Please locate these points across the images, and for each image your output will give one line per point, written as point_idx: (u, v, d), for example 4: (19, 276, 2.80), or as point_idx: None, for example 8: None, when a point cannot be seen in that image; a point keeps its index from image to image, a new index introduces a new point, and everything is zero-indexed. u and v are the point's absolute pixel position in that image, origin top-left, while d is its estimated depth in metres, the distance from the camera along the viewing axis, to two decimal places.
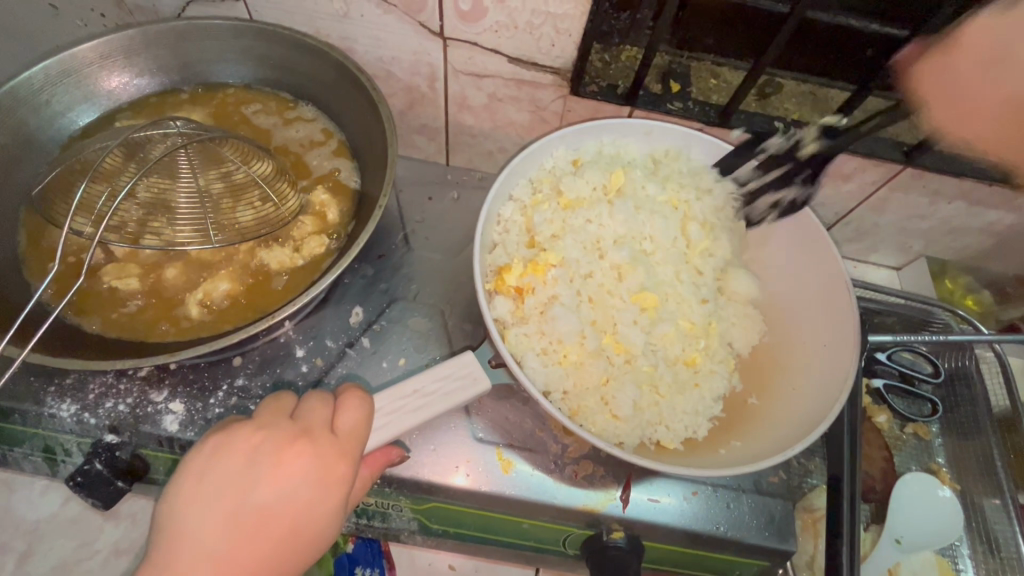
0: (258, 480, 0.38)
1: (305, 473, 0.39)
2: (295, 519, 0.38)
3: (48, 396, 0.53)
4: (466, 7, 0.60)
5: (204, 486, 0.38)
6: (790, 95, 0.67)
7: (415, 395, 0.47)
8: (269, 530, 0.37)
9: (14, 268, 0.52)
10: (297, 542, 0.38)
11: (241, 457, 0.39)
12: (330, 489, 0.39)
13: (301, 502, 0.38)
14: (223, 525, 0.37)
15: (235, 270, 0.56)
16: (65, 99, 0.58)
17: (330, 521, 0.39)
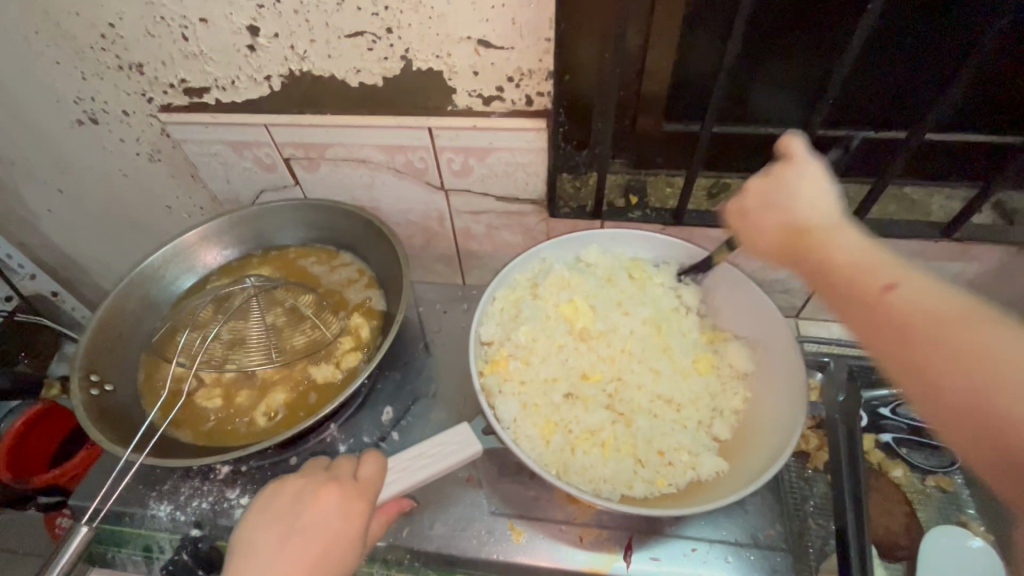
0: (300, 515, 0.46)
1: (333, 507, 0.47)
2: (326, 548, 0.45)
3: (151, 499, 0.67)
4: (457, 167, 0.80)
5: (257, 522, 0.46)
6: (737, 192, 0.84)
7: (419, 457, 0.56)
8: (304, 554, 0.44)
9: (134, 397, 0.69)
10: (326, 568, 0.44)
11: (284, 499, 0.47)
12: (354, 521, 0.46)
13: (332, 530, 0.45)
14: (272, 554, 0.44)
15: (291, 384, 0.70)
16: (174, 272, 0.78)
17: (354, 549, 0.46)
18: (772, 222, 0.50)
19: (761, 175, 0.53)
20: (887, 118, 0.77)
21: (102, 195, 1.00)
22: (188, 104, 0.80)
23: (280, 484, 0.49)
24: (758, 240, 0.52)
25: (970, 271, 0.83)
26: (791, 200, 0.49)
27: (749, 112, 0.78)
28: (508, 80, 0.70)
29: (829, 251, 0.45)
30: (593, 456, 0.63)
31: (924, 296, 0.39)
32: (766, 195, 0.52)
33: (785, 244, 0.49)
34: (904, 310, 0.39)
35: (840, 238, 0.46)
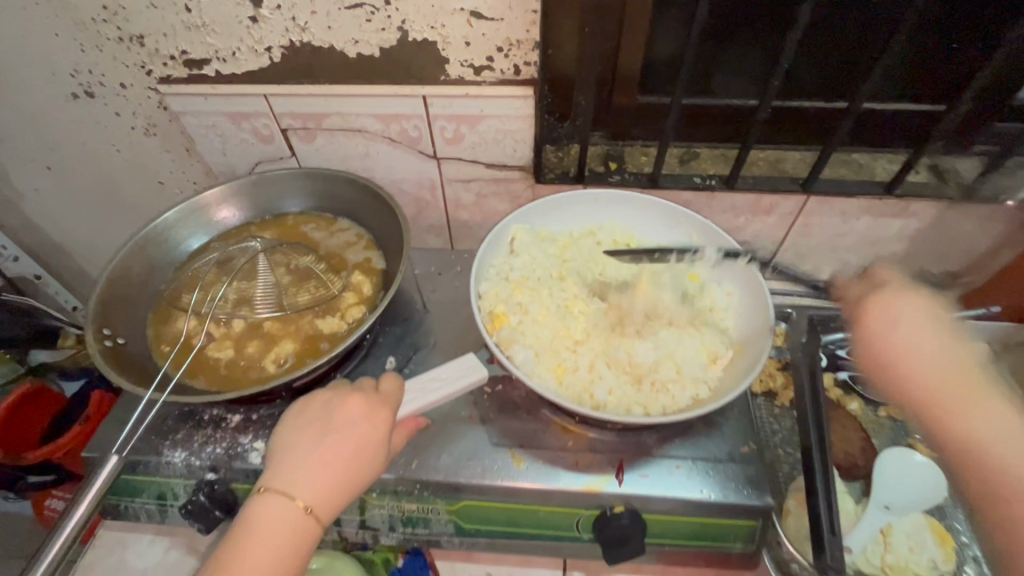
0: (332, 416, 0.51)
1: (360, 409, 0.52)
2: (359, 441, 0.49)
3: (165, 447, 0.69)
4: (449, 135, 0.85)
5: (296, 426, 0.51)
6: (705, 158, 0.93)
7: (432, 383, 0.61)
8: (341, 447, 0.49)
9: (145, 350, 0.72)
10: (361, 457, 0.49)
11: (318, 404, 0.52)
12: (381, 421, 0.51)
13: (363, 426, 0.50)
14: (313, 446, 0.49)
15: (297, 336, 0.74)
16: (177, 236, 0.81)
17: (383, 444, 0.51)
18: (928, 373, 0.54)
19: (891, 298, 0.59)
20: (834, 88, 0.85)
21: (91, 172, 1.01)
22: (187, 75, 0.83)
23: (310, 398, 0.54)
24: (883, 353, 0.57)
25: (911, 228, 0.93)
26: (913, 337, 0.56)
27: (712, 86, 0.86)
28: (497, 50, 0.76)
29: (965, 425, 0.51)
30: (600, 384, 0.65)
31: (980, 404, 0.52)
32: (890, 316, 0.58)
33: (926, 381, 0.54)
34: (981, 446, 0.50)
35: (983, 389, 0.53)
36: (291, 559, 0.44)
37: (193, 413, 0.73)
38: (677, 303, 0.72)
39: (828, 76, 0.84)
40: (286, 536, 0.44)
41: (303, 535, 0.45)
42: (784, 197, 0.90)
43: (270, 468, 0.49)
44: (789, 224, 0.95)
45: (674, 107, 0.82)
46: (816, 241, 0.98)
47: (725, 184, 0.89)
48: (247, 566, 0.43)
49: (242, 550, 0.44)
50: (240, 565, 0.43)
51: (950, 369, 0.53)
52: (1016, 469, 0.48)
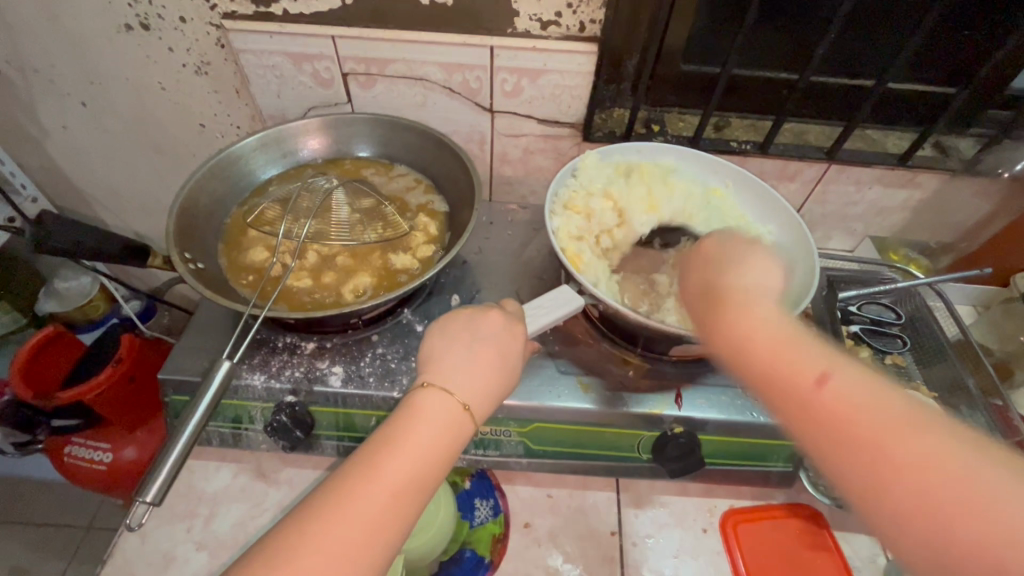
0: (478, 329, 0.56)
1: (501, 325, 0.57)
2: (503, 351, 0.55)
3: (243, 371, 0.71)
4: (509, 88, 0.89)
5: (445, 332, 0.57)
6: (737, 127, 1.00)
7: (538, 310, 0.66)
8: (488, 355, 0.54)
9: (221, 278, 0.73)
10: (505, 366, 0.55)
11: (462, 317, 0.57)
12: (516, 338, 0.56)
13: (504, 339, 0.56)
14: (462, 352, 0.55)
15: (372, 269, 0.76)
16: (240, 172, 0.82)
17: (519, 359, 0.56)
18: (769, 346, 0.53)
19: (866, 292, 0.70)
20: (858, 66, 0.93)
21: (129, 110, 0.99)
22: (253, 13, 0.83)
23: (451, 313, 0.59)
24: None
25: (915, 198, 1.03)
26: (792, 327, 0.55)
27: (751, 58, 0.93)
28: (567, 6, 0.80)
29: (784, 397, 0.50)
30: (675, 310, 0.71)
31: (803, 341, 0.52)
32: None
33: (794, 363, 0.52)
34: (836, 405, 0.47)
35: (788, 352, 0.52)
36: (446, 447, 0.49)
37: (267, 340, 0.74)
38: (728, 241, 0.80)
39: (857, 55, 0.92)
40: (446, 427, 0.49)
41: (457, 429, 0.50)
42: (808, 165, 0.98)
43: (426, 368, 0.54)
44: (809, 191, 1.03)
45: (724, 76, 0.89)
46: (830, 209, 1.07)
47: (759, 150, 0.97)
48: (412, 447, 0.48)
49: (406, 431, 0.49)
50: (406, 445, 0.48)
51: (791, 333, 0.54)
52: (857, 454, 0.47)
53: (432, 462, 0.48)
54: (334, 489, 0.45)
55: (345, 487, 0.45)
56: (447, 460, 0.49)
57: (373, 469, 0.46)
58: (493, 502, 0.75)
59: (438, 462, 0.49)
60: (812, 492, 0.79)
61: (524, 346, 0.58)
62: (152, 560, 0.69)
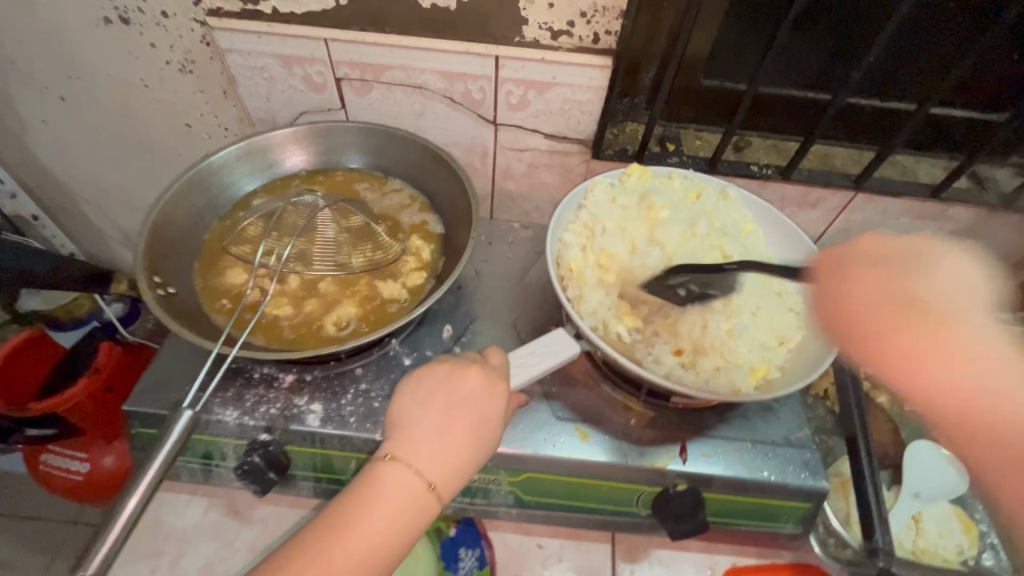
0: (454, 389, 0.49)
1: (481, 385, 0.50)
2: (480, 420, 0.49)
3: (215, 405, 0.66)
4: (514, 101, 0.83)
5: (419, 390, 0.50)
6: (759, 148, 0.93)
7: (527, 358, 0.60)
8: (463, 425, 0.48)
9: (195, 304, 0.67)
10: (481, 437, 0.48)
11: (439, 374, 0.51)
12: (496, 402, 0.50)
13: (482, 403, 0.49)
14: (432, 419, 0.48)
15: (357, 297, 0.70)
16: (220, 183, 0.76)
17: (497, 427, 0.50)
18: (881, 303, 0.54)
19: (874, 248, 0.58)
20: (896, 88, 0.86)
21: (110, 106, 0.93)
22: (241, 10, 0.77)
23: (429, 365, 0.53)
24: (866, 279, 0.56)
25: (945, 231, 0.96)
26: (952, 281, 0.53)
27: (779, 74, 0.86)
28: (580, 15, 0.73)
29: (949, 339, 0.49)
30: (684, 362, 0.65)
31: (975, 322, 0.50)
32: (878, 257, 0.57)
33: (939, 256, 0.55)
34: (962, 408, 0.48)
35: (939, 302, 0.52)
36: (403, 530, 0.44)
37: (242, 370, 0.69)
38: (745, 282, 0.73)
39: (893, 75, 0.84)
40: (404, 509, 0.44)
41: (418, 513, 0.44)
42: (833, 192, 0.91)
43: (392, 435, 0.48)
44: (832, 219, 0.96)
45: (750, 95, 0.82)
46: (853, 238, 1.00)
47: (781, 175, 0.90)
48: (364, 533, 0.42)
49: (360, 514, 0.43)
50: (358, 532, 0.42)
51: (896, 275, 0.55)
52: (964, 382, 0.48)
53: (384, 552, 0.43)
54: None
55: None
56: (404, 546, 0.44)
57: (315, 557, 0.41)
58: (479, 553, 0.70)
59: (393, 549, 0.43)
60: (818, 549, 0.74)
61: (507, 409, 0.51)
62: None
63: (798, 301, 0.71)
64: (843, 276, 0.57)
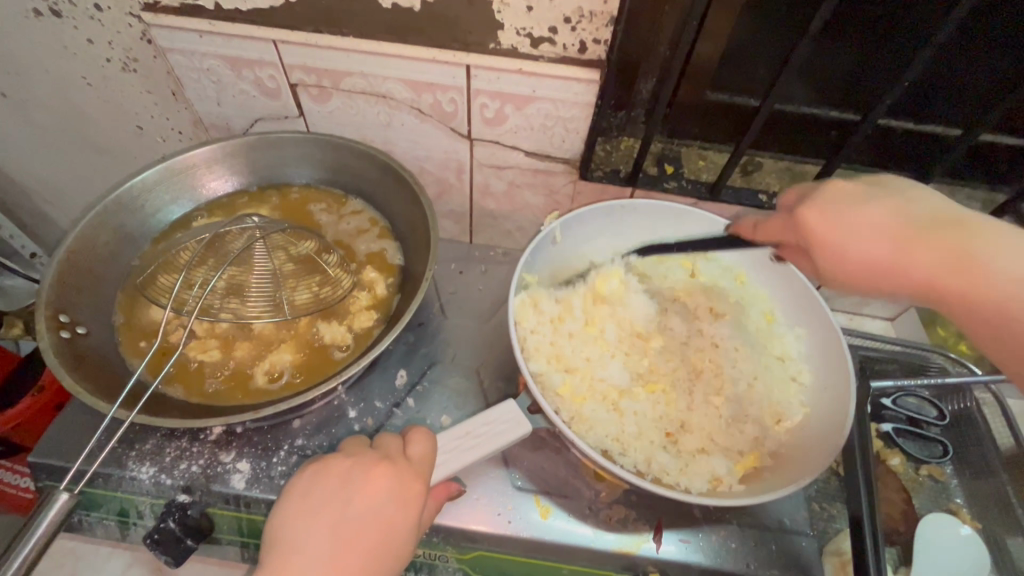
0: (353, 500, 0.41)
1: (387, 494, 0.41)
2: (385, 535, 0.40)
3: (130, 459, 0.58)
4: (490, 115, 0.73)
5: (311, 497, 0.41)
6: (770, 172, 0.83)
7: (466, 436, 0.51)
8: (361, 544, 0.39)
9: (112, 344, 0.60)
10: (385, 556, 0.40)
11: (338, 477, 0.42)
12: (411, 511, 0.41)
13: (385, 519, 0.40)
14: (323, 539, 0.39)
15: (296, 341, 0.63)
16: (155, 202, 0.68)
17: (408, 540, 0.41)
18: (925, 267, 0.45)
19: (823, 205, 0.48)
20: (932, 111, 0.75)
21: (55, 104, 0.85)
22: (179, 6, 0.68)
23: (328, 459, 0.44)
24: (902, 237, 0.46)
25: None
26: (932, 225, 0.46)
27: (796, 90, 0.76)
28: (564, 20, 0.63)
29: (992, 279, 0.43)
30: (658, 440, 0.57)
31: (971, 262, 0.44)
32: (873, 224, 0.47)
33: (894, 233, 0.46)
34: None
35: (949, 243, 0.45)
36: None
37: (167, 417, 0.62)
38: (741, 344, 0.64)
39: (929, 95, 0.73)
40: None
41: None
42: None
43: (267, 561, 0.38)
44: None
45: (763, 113, 0.71)
46: None
47: None
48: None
49: None
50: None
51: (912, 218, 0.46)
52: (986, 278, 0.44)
53: None
54: None
55: None
56: None
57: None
58: None
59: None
60: None
61: (422, 517, 0.43)
62: None
63: (800, 373, 0.63)
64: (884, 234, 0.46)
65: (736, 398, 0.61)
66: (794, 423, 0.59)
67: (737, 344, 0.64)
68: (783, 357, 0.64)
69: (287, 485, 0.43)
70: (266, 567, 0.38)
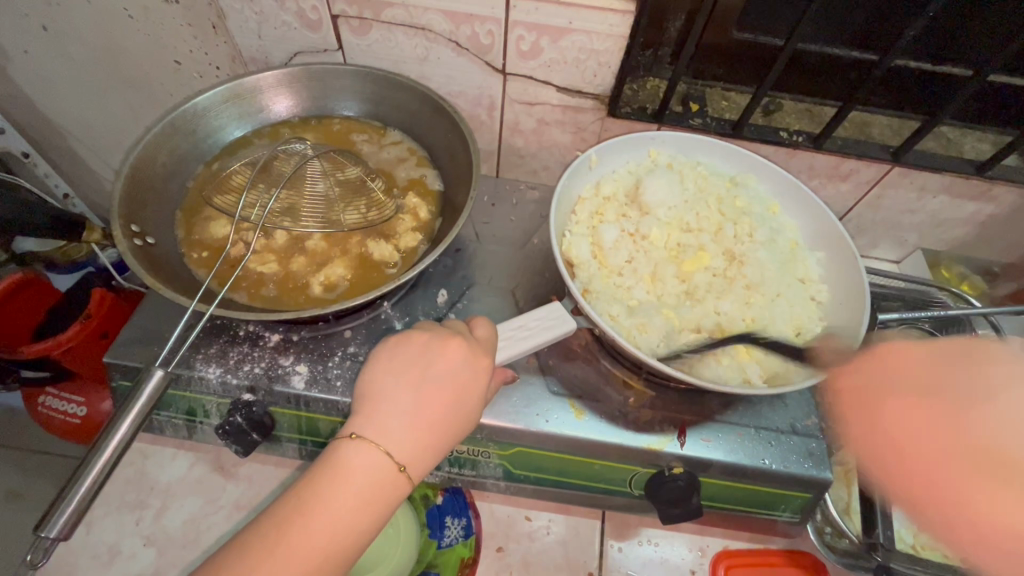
0: (430, 364, 0.48)
1: (461, 361, 0.48)
2: (458, 394, 0.47)
3: (197, 361, 0.63)
4: (526, 48, 0.75)
5: (395, 361, 0.48)
6: (789, 112, 0.85)
7: (521, 328, 0.59)
8: (440, 400, 0.46)
9: (177, 257, 0.64)
10: (460, 412, 0.47)
11: (416, 346, 0.49)
12: (479, 375, 0.48)
13: (460, 381, 0.47)
14: (406, 394, 0.46)
15: (348, 257, 0.67)
16: (206, 128, 0.71)
17: (478, 400, 0.48)
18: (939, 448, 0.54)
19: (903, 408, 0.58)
20: (952, 51, 0.77)
21: (96, 38, 0.87)
22: None
23: (406, 334, 0.51)
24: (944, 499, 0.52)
25: (986, 212, 0.88)
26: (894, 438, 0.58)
27: (822, 30, 0.78)
28: None
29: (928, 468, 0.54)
30: (687, 347, 0.63)
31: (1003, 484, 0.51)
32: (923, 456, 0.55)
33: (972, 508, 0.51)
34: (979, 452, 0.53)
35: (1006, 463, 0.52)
36: (370, 513, 0.42)
37: (227, 326, 0.66)
38: (767, 265, 0.69)
39: (949, 36, 0.76)
40: (373, 489, 0.42)
41: (388, 491, 0.43)
42: (867, 165, 0.84)
43: (360, 409, 0.46)
44: (862, 193, 0.90)
45: (786, 53, 0.73)
46: (883, 216, 0.93)
47: (813, 143, 0.83)
48: (329, 517, 0.41)
49: (326, 495, 0.42)
50: (321, 516, 0.41)
51: (953, 437, 0.54)
52: (983, 507, 0.50)
53: (351, 535, 0.42)
54: (232, 565, 0.39)
55: (242, 562, 0.39)
56: (372, 528, 0.42)
57: (276, 545, 0.40)
58: (465, 523, 0.69)
59: (359, 533, 0.42)
60: (814, 538, 0.71)
61: (487, 386, 0.49)
62: (96, 552, 0.64)
63: (819, 293, 0.68)
64: (874, 416, 0.60)
65: (761, 309, 0.66)
66: (811, 335, 0.65)
67: (762, 265, 0.69)
68: (803, 278, 0.69)
69: (371, 353, 0.51)
70: (360, 412, 0.46)
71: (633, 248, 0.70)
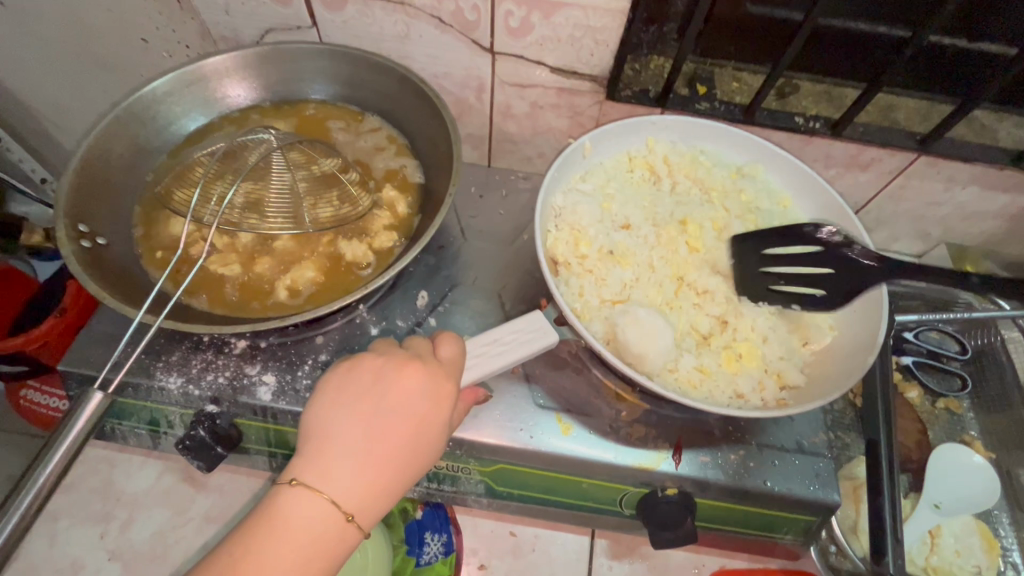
0: (384, 395, 0.43)
1: (419, 390, 0.44)
2: (415, 428, 0.43)
3: (157, 370, 0.59)
4: (515, 24, 0.68)
5: (344, 391, 0.44)
6: (807, 95, 0.77)
7: (493, 344, 0.54)
8: (394, 436, 0.42)
9: (133, 258, 0.59)
10: (417, 448, 0.43)
11: (370, 373, 0.45)
12: (438, 406, 0.44)
13: (418, 414, 0.43)
14: (356, 430, 0.42)
15: (319, 258, 0.62)
16: (166, 114, 0.66)
17: (437, 435, 0.44)
18: None
19: None
20: (992, 25, 0.69)
21: (55, 11, 0.80)
22: None
23: (359, 359, 0.47)
24: None
25: (1019, 204, 0.81)
26: None
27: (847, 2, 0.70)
28: None
29: None
30: (685, 360, 0.58)
31: None
32: None
33: None
34: None
35: None
36: (315, 567, 0.38)
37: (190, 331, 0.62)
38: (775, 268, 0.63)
39: (989, 10, 0.67)
40: (317, 541, 0.38)
41: (334, 542, 0.39)
42: (890, 154, 0.77)
43: (304, 449, 0.41)
44: (884, 183, 0.82)
45: (804, 30, 0.66)
46: (904, 208, 0.86)
47: (831, 130, 0.76)
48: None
49: (262, 550, 0.37)
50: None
51: None
52: None
53: None
54: None
55: None
56: None
57: None
58: (445, 539, 0.66)
59: None
60: (816, 558, 0.67)
61: (450, 416, 0.45)
62: (60, 565, 0.62)
63: None
64: None
65: (768, 316, 0.61)
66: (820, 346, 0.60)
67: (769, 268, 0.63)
68: None
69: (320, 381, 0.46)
70: (304, 451, 0.41)
71: (627, 249, 0.64)
